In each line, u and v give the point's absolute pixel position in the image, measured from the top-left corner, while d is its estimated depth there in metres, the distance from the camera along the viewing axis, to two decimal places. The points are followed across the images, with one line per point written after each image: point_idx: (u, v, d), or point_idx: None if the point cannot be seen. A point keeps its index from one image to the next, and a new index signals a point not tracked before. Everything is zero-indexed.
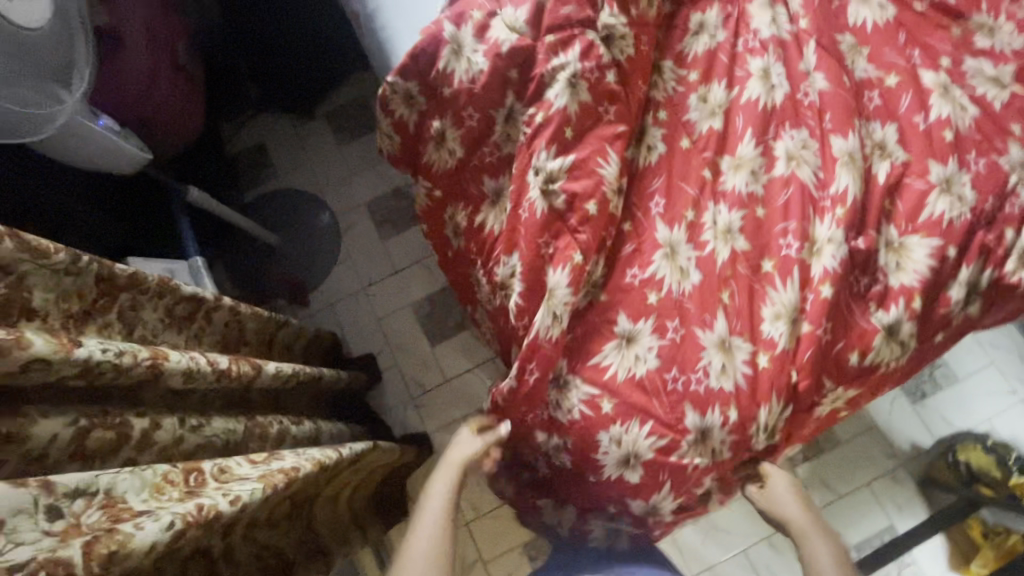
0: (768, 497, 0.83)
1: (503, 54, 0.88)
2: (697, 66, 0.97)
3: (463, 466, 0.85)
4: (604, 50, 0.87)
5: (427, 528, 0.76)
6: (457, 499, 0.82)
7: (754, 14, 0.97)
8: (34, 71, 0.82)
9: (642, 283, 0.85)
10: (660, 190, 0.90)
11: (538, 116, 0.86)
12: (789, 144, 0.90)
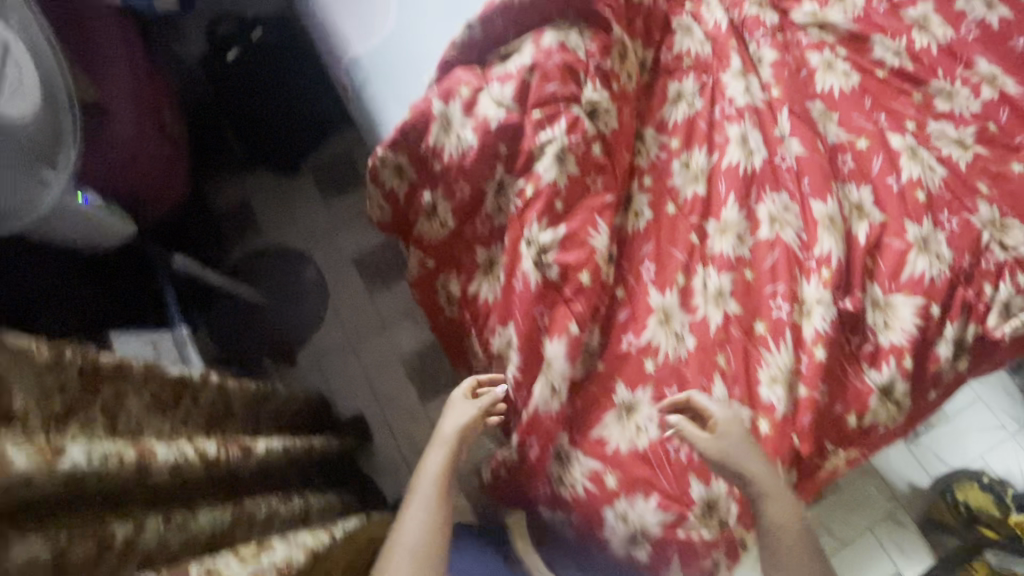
0: (718, 446, 0.74)
1: (492, 131, 0.90)
2: (678, 132, 1.00)
3: (460, 437, 0.81)
4: (590, 124, 0.89)
5: (418, 515, 0.73)
6: (452, 475, 0.79)
7: (728, 83, 1.02)
8: (15, 159, 0.79)
9: (639, 350, 0.85)
10: (650, 255, 0.91)
11: (528, 189, 0.87)
12: (771, 207, 0.93)
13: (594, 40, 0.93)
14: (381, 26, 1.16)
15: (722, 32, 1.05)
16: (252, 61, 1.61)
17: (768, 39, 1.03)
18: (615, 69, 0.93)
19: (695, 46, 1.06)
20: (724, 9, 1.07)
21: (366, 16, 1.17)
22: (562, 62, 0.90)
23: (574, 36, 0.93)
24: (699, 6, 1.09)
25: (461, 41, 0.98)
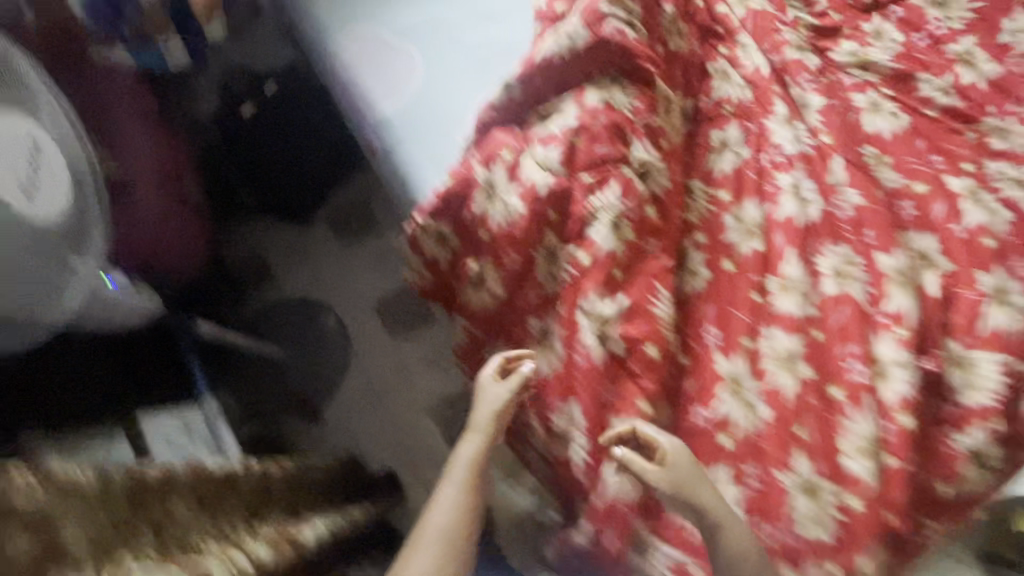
0: (669, 477, 0.72)
1: (541, 197, 0.85)
2: (727, 184, 0.97)
3: (494, 421, 0.83)
4: (642, 185, 0.85)
5: (447, 501, 0.77)
6: (485, 462, 0.82)
7: (774, 130, 0.99)
8: (41, 252, 0.72)
9: (712, 424, 0.81)
10: (712, 318, 0.87)
11: (583, 257, 0.83)
12: (834, 261, 0.89)
13: (639, 96, 0.90)
14: (408, 83, 1.13)
15: (763, 76, 1.02)
16: (268, 117, 1.58)
17: (813, 84, 1.00)
18: (663, 124, 0.90)
19: (735, 91, 1.03)
20: (763, 51, 1.04)
21: (392, 73, 1.14)
22: (609, 122, 0.86)
23: (617, 94, 0.89)
24: (737, 47, 1.05)
25: (499, 102, 0.95)
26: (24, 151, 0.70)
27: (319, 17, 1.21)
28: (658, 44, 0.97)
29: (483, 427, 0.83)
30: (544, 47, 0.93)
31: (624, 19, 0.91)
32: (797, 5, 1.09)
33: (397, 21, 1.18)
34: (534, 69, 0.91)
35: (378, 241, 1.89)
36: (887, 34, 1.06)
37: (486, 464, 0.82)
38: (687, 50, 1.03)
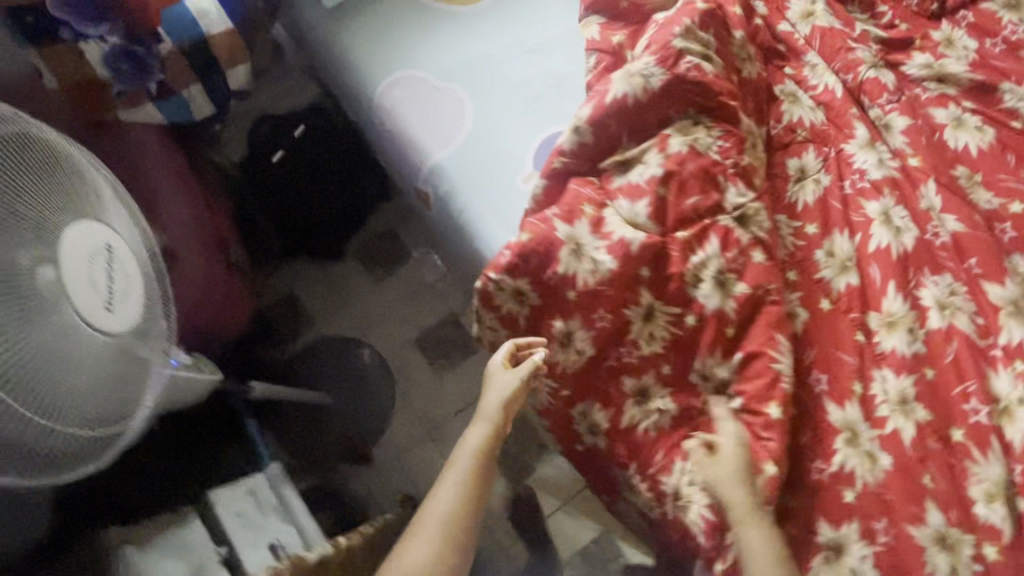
0: (713, 471, 0.77)
1: (635, 254, 0.83)
2: (812, 216, 0.93)
3: (502, 410, 0.86)
4: (742, 232, 0.83)
5: (452, 485, 0.81)
6: (490, 448, 0.85)
7: (855, 154, 0.94)
8: (103, 356, 0.67)
9: (831, 479, 0.77)
10: (817, 363, 0.83)
11: (690, 318, 0.83)
12: (936, 292, 0.85)
13: (723, 135, 0.86)
14: (458, 126, 1.08)
15: (837, 98, 0.98)
16: (299, 162, 1.52)
17: (893, 104, 0.96)
18: (753, 163, 0.86)
19: (809, 115, 0.98)
20: (835, 70, 0.99)
21: (439, 116, 1.09)
22: (700, 170, 0.84)
23: (701, 136, 0.86)
24: (805, 68, 1.01)
25: (569, 148, 0.89)
26: (102, 259, 0.66)
27: (356, 64, 1.15)
28: (732, 74, 0.92)
29: (492, 415, 0.87)
30: (613, 88, 0.87)
31: (700, 54, 0.86)
32: (862, 18, 1.05)
33: (439, 61, 1.13)
34: (608, 114, 0.87)
35: (413, 273, 1.83)
36: (959, 42, 1.02)
37: (494, 449, 0.86)
38: (756, 75, 0.99)
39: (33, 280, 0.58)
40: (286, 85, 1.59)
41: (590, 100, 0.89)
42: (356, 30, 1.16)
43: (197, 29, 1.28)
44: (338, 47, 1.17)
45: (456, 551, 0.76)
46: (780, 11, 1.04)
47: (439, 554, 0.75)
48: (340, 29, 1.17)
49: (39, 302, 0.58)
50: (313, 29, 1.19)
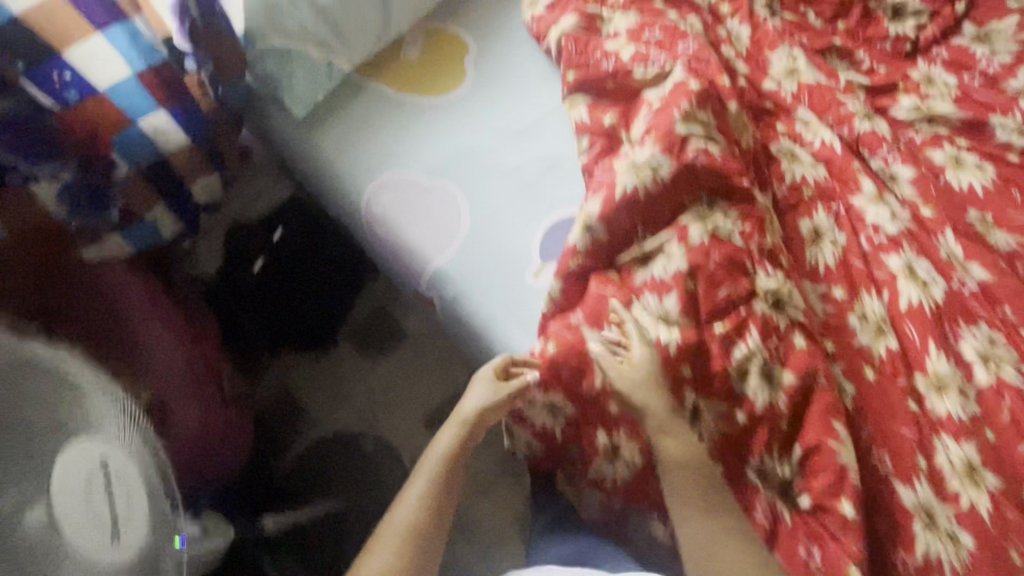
0: (628, 378, 0.79)
1: (672, 356, 0.79)
2: (837, 278, 0.90)
3: (477, 420, 0.85)
4: (779, 317, 0.81)
5: (416, 494, 0.81)
6: (460, 454, 0.85)
7: (865, 208, 0.93)
8: None
9: (918, 569, 0.73)
10: (876, 441, 0.80)
11: (740, 414, 0.78)
12: (976, 345, 0.83)
13: (742, 221, 0.85)
14: (455, 226, 1.03)
15: (837, 152, 0.96)
16: (282, 268, 1.46)
17: (895, 153, 0.94)
18: (778, 242, 0.85)
19: (812, 172, 0.96)
20: (829, 125, 0.98)
21: (435, 217, 1.04)
22: (726, 258, 0.82)
23: (721, 222, 0.84)
24: (799, 124, 0.99)
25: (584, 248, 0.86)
26: (100, 479, 0.60)
27: (343, 168, 1.09)
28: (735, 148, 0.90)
29: (467, 420, 0.86)
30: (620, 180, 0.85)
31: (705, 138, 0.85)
32: (842, 66, 1.05)
33: (424, 158, 1.08)
34: (617, 207, 0.84)
35: (415, 344, 1.67)
36: (939, 78, 1.03)
37: (462, 454, 0.85)
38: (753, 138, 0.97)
39: (16, 530, 0.52)
40: (257, 185, 1.50)
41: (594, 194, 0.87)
42: (336, 131, 1.11)
43: (153, 146, 1.12)
44: (319, 152, 1.10)
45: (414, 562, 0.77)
46: (761, 70, 1.04)
47: (396, 565, 0.76)
48: (320, 134, 1.11)
49: (24, 558, 0.52)
50: (289, 140, 1.12)
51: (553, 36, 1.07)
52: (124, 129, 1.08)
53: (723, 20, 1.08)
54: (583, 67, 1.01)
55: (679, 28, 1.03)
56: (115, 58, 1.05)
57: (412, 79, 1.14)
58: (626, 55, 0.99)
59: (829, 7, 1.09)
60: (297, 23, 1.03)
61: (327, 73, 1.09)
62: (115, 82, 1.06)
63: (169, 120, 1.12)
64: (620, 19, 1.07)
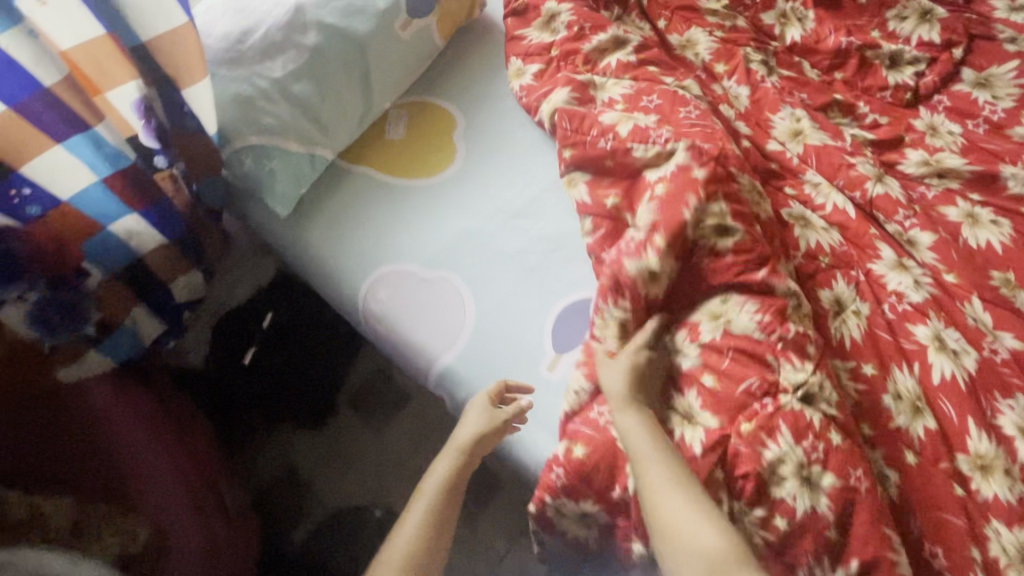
0: (608, 370, 0.81)
1: (700, 458, 0.77)
2: (867, 354, 0.85)
3: (472, 445, 0.87)
4: (812, 413, 0.77)
5: (415, 519, 0.83)
6: (458, 480, 0.87)
7: (886, 275, 0.89)
8: None
9: None
10: (927, 533, 0.76)
11: (780, 522, 0.73)
12: (1014, 418, 0.81)
13: (758, 312, 0.81)
14: (460, 321, 0.98)
15: (851, 217, 0.92)
16: (270, 358, 1.39)
17: (912, 218, 0.92)
18: (802, 330, 0.81)
19: (829, 239, 0.92)
20: (839, 187, 0.94)
21: (438, 312, 0.98)
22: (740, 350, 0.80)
23: (736, 316, 0.82)
24: (809, 186, 0.95)
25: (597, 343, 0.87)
26: None
27: (335, 264, 1.03)
28: (751, 226, 0.85)
29: (464, 447, 0.88)
30: (626, 267, 0.84)
31: (710, 224, 0.84)
32: (845, 122, 1.02)
33: (420, 247, 1.02)
34: (621, 297, 0.84)
35: (423, 406, 1.49)
36: (942, 128, 1.01)
37: (460, 481, 0.87)
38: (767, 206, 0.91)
39: None
40: (240, 271, 1.44)
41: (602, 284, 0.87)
42: (324, 225, 1.05)
43: (126, 248, 1.02)
44: (309, 249, 1.04)
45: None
46: (764, 130, 1.00)
47: None
48: (307, 229, 1.04)
49: None
50: (278, 236, 1.06)
51: (546, 109, 1.03)
52: (94, 236, 0.97)
53: (719, 79, 1.05)
54: (581, 145, 0.97)
55: (678, 93, 0.98)
56: (78, 166, 0.88)
57: (399, 160, 1.09)
58: (625, 129, 0.94)
59: (825, 58, 1.06)
60: (272, 117, 0.97)
61: (308, 164, 1.02)
62: (78, 191, 0.91)
63: (144, 221, 1.01)
64: (614, 86, 1.03)
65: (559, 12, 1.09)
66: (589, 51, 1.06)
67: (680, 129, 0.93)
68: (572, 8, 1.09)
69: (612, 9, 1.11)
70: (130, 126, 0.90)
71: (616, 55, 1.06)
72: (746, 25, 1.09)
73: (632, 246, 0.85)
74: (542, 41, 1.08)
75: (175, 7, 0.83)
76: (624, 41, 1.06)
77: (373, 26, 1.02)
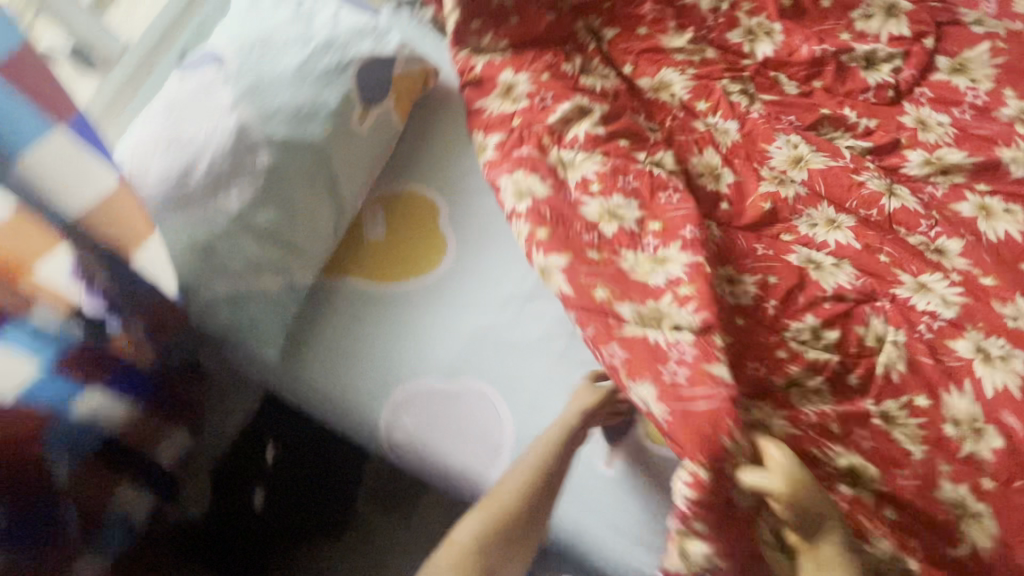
0: (782, 485, 0.66)
1: None
2: (916, 385, 0.80)
3: (581, 419, 0.83)
4: (864, 493, 0.75)
5: (518, 470, 0.80)
6: (568, 453, 0.82)
7: (910, 298, 0.86)
8: None
9: None
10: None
11: None
12: None
13: (781, 411, 0.79)
14: (496, 430, 0.89)
15: (858, 249, 0.89)
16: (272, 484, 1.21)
17: (938, 228, 0.90)
18: (820, 410, 0.79)
19: (844, 276, 0.87)
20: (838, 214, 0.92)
21: (472, 425, 0.89)
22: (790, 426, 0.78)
23: (770, 420, 0.78)
24: (805, 227, 0.92)
25: (708, 476, 0.70)
26: None
27: (342, 395, 0.92)
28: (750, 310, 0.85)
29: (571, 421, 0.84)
30: (688, 369, 0.76)
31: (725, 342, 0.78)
32: (839, 135, 0.99)
33: (433, 358, 0.92)
34: (720, 402, 0.73)
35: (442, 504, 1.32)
36: (931, 120, 0.99)
37: (569, 452, 0.82)
38: (750, 279, 0.87)
39: None
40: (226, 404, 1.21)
41: (646, 373, 0.77)
42: (319, 356, 0.94)
43: (90, 426, 0.87)
44: (307, 385, 0.93)
45: (511, 534, 0.75)
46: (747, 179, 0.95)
47: (484, 530, 0.75)
48: (304, 365, 0.93)
49: None
50: (275, 380, 0.94)
51: (511, 188, 0.92)
52: (49, 425, 0.80)
53: (701, 116, 1.00)
54: (555, 224, 0.88)
55: (653, 172, 0.94)
56: (17, 361, 0.74)
57: (388, 263, 0.98)
58: (609, 231, 0.89)
59: (801, 69, 1.03)
60: (240, 257, 0.85)
61: (290, 295, 0.90)
62: (26, 388, 0.76)
63: (109, 393, 0.89)
64: (585, 161, 0.95)
65: (516, 83, 1.01)
66: (553, 121, 0.97)
67: (668, 223, 0.89)
68: (530, 77, 1.01)
69: (574, 61, 1.05)
70: (69, 295, 0.77)
71: (583, 125, 0.98)
72: (715, 54, 1.05)
73: (675, 356, 0.77)
74: (503, 111, 0.99)
75: (96, 165, 0.70)
76: (588, 108, 0.99)
77: (328, 128, 0.91)
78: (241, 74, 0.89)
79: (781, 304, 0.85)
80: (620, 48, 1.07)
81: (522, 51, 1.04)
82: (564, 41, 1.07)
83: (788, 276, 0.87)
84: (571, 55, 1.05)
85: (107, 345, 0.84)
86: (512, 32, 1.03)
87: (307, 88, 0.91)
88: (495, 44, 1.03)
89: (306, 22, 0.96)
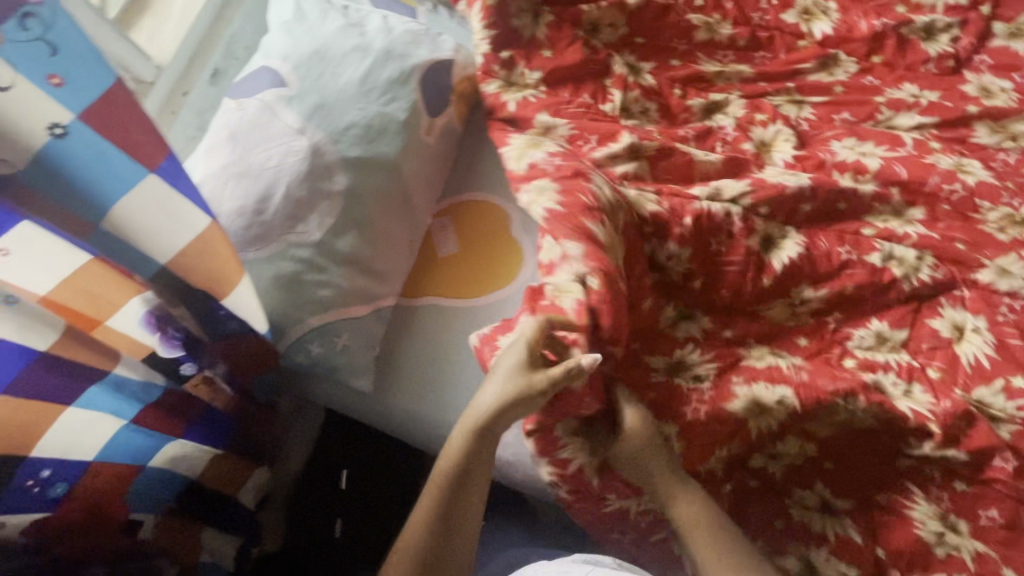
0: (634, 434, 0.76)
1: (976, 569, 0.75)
2: (1008, 368, 0.83)
3: (487, 419, 0.71)
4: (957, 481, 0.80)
5: (426, 502, 0.70)
6: (481, 464, 0.72)
7: (990, 281, 0.88)
8: None
9: None
10: None
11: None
12: None
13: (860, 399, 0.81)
14: None
15: (935, 237, 0.89)
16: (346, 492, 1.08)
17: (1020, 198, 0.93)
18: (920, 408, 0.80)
19: (925, 270, 0.88)
20: (907, 209, 0.93)
21: None
22: (879, 416, 0.80)
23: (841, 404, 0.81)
24: (880, 222, 0.92)
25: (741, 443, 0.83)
26: None
27: (436, 419, 0.88)
28: (798, 376, 0.82)
29: (483, 422, 0.72)
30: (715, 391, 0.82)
31: (775, 401, 0.80)
32: (897, 119, 0.99)
33: None
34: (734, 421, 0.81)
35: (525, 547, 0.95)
36: (993, 86, 1.00)
37: (483, 462, 0.72)
38: (822, 299, 0.87)
39: None
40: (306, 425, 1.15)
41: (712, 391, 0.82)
42: (409, 380, 0.90)
43: (177, 477, 0.81)
44: (399, 410, 0.89)
45: None
46: (818, 207, 0.91)
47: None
48: (393, 389, 0.89)
49: None
50: (361, 408, 0.92)
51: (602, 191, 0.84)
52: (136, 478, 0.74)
53: (758, 127, 0.98)
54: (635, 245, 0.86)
55: (711, 206, 0.87)
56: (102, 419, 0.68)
57: (462, 281, 0.94)
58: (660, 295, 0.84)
59: (861, 45, 1.03)
60: (328, 288, 0.81)
61: (376, 322, 0.86)
62: (106, 441, 0.69)
63: (192, 440, 0.81)
64: (638, 195, 0.88)
65: (555, 124, 0.94)
66: (598, 157, 0.91)
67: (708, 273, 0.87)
68: (569, 120, 0.94)
69: (614, 99, 0.98)
70: (145, 344, 0.70)
71: (629, 166, 0.91)
72: (771, 44, 1.04)
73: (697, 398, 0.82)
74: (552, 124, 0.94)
75: (187, 206, 0.64)
76: (637, 149, 0.92)
77: (399, 143, 0.87)
78: (306, 93, 0.84)
79: (842, 314, 0.88)
80: (670, 40, 1.04)
81: (556, 88, 0.98)
82: (600, 75, 1.00)
83: (867, 280, 0.87)
84: (610, 90, 0.99)
85: (185, 392, 0.77)
86: (545, 64, 0.97)
87: (373, 102, 0.86)
88: (524, 78, 0.98)
89: (360, 30, 0.91)
